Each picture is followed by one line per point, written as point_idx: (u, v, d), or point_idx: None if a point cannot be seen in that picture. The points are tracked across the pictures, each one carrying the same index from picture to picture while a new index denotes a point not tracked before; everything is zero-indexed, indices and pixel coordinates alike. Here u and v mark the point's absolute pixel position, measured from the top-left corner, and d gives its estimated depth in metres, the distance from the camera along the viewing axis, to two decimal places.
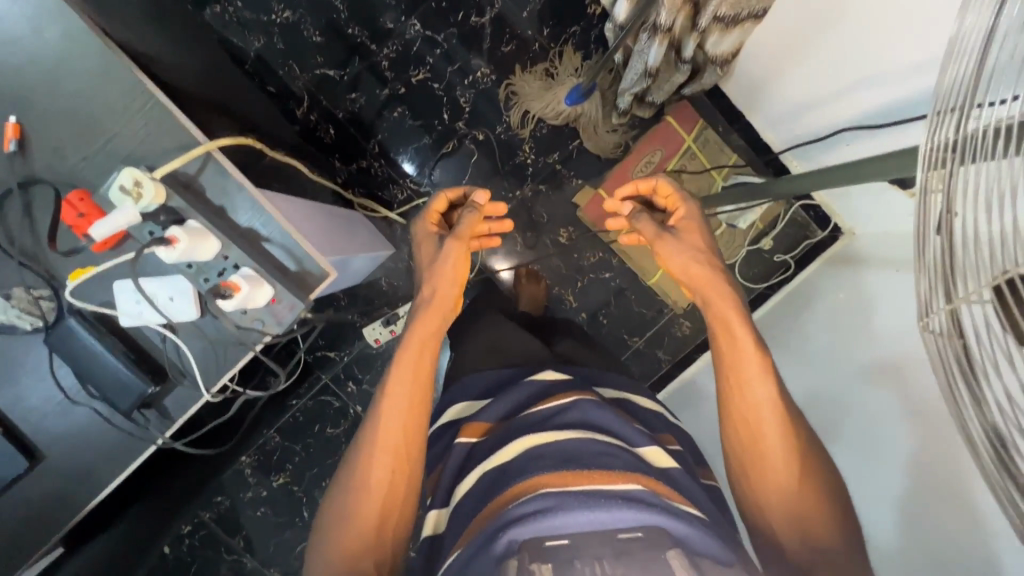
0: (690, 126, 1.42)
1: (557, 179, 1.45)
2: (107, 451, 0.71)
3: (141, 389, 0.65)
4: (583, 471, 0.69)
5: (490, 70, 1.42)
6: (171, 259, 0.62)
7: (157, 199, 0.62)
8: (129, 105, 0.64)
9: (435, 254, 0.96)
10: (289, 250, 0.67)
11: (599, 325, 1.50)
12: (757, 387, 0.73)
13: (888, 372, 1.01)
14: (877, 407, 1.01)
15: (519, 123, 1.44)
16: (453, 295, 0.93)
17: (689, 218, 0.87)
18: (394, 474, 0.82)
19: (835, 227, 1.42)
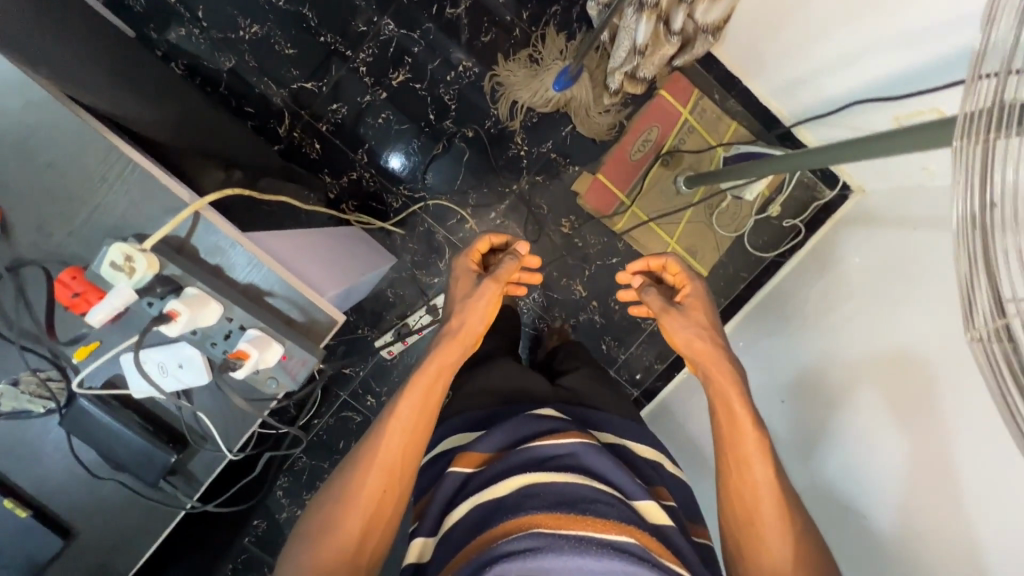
0: (686, 97, 1.37)
1: (553, 168, 1.41)
2: (139, 518, 0.72)
3: (164, 459, 0.66)
4: (579, 516, 0.76)
5: (472, 62, 1.36)
6: (175, 331, 0.62)
7: (151, 270, 0.61)
8: (106, 172, 0.63)
9: (471, 289, 1.05)
10: (293, 302, 0.67)
11: (611, 311, 1.48)
12: (754, 466, 0.90)
13: (876, 378, 0.99)
14: (860, 423, 0.99)
15: (508, 114, 1.39)
16: (477, 330, 1.02)
17: (694, 295, 1.05)
18: (384, 489, 0.88)
19: (844, 185, 1.39)
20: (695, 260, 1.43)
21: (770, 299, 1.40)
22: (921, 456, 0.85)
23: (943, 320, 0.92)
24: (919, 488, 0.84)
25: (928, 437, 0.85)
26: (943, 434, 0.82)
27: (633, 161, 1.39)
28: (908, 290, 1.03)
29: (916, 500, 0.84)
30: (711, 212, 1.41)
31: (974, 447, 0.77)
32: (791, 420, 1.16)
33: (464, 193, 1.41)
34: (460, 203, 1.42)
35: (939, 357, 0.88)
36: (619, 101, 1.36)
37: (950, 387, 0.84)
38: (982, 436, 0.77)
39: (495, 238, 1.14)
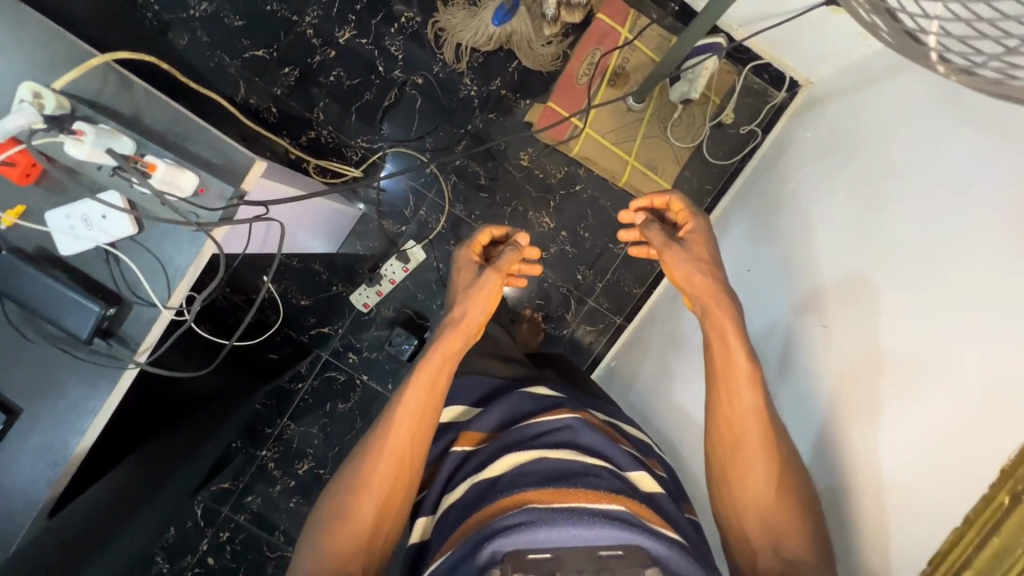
0: (622, 18, 1.39)
1: (504, 105, 1.45)
2: (79, 396, 0.72)
3: (97, 306, 0.68)
4: (570, 489, 0.72)
5: (414, 13, 1.42)
6: (81, 152, 0.67)
7: (61, 106, 0.69)
8: (58, 63, 0.72)
9: (472, 281, 1.05)
10: (213, 145, 0.72)
11: (581, 239, 1.48)
12: (746, 398, 0.87)
13: (833, 303, 0.92)
14: (816, 351, 0.92)
15: (454, 58, 1.43)
16: (478, 320, 1.02)
17: (696, 231, 1.01)
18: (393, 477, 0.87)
19: (791, 82, 1.40)
20: (656, 174, 1.43)
21: (734, 210, 1.38)
22: (873, 388, 0.79)
23: (901, 240, 0.84)
24: (862, 421, 0.79)
25: (883, 368, 0.78)
26: (880, 382, 0.78)
27: (580, 86, 1.41)
28: (867, 206, 0.95)
29: (857, 433, 0.80)
30: (665, 123, 1.42)
31: (923, 378, 0.72)
32: (755, 343, 1.11)
33: (421, 139, 1.45)
34: (418, 149, 1.45)
35: (898, 278, 0.81)
36: (559, 31, 1.40)
37: (912, 314, 0.77)
38: (935, 366, 0.71)
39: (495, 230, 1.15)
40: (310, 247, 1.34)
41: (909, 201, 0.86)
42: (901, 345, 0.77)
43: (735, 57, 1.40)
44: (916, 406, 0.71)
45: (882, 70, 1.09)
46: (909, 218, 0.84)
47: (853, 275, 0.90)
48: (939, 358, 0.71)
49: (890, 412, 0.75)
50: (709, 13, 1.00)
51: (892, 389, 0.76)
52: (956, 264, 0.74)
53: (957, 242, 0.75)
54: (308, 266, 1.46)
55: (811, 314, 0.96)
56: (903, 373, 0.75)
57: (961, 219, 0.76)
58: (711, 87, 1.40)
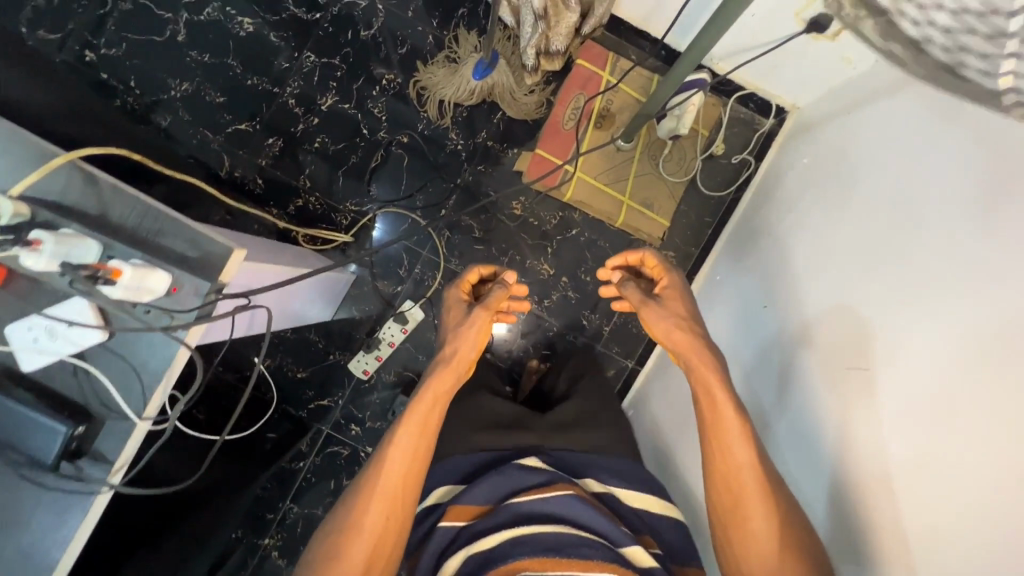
0: (603, 61, 1.40)
1: (492, 156, 1.43)
2: (48, 524, 0.65)
3: (66, 427, 0.63)
4: (562, 560, 0.72)
5: (394, 74, 1.42)
6: (42, 263, 0.63)
7: (18, 211, 0.65)
8: (21, 163, 0.68)
9: (461, 319, 1.03)
10: (188, 239, 0.68)
11: (584, 284, 1.44)
12: (736, 450, 0.84)
13: (830, 319, 0.92)
14: (816, 369, 0.91)
15: (438, 114, 1.43)
16: (469, 356, 0.98)
17: (672, 286, 1.01)
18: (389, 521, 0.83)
19: (778, 109, 1.39)
20: (653, 211, 1.40)
21: (736, 244, 1.33)
22: (879, 395, 0.78)
23: (890, 248, 0.86)
24: (871, 433, 0.78)
25: (884, 374, 0.78)
26: (888, 404, 0.76)
27: (566, 130, 1.39)
28: (858, 220, 0.96)
29: (866, 446, 0.78)
30: (656, 160, 1.40)
31: (925, 378, 0.71)
32: (754, 369, 1.09)
33: (410, 198, 1.42)
34: (408, 208, 1.42)
35: (892, 286, 0.83)
36: (540, 80, 1.40)
37: (907, 315, 0.78)
38: (937, 362, 0.71)
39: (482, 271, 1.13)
40: (306, 318, 1.30)
41: (890, 211, 0.89)
42: (901, 349, 0.77)
43: (720, 89, 1.39)
44: (923, 405, 0.71)
45: (872, 92, 1.08)
46: (893, 227, 0.87)
47: (847, 288, 0.91)
48: (940, 351, 0.71)
49: (897, 416, 0.74)
50: (694, 51, 1.00)
51: (894, 393, 0.76)
52: (943, 262, 0.76)
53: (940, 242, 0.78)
54: (304, 337, 1.40)
55: (809, 334, 0.96)
56: (905, 376, 0.75)
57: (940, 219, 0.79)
58: (699, 120, 1.39)
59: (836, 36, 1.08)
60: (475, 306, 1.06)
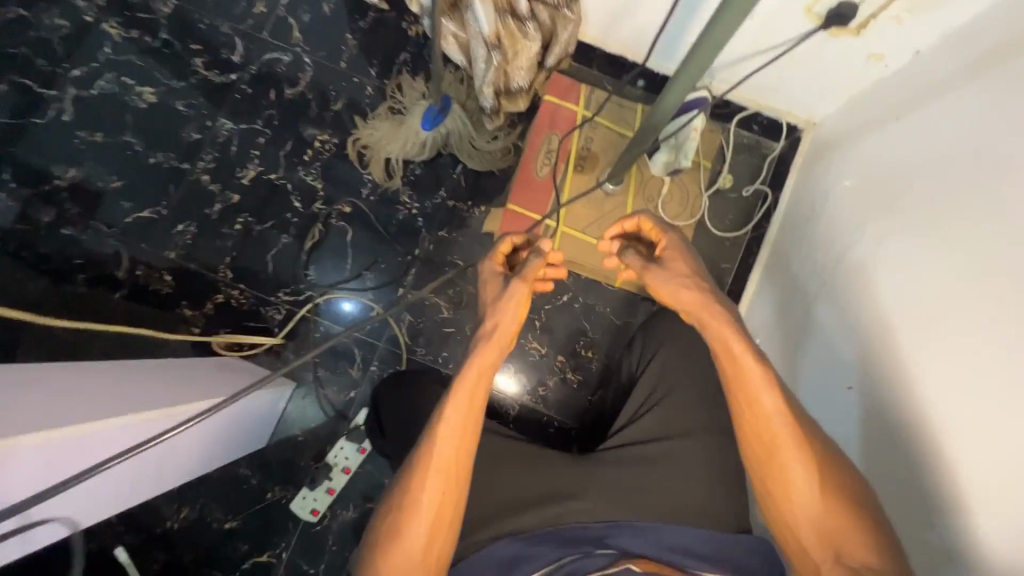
0: (575, 95, 1.19)
1: (455, 217, 1.18)
2: None
3: None
4: None
5: (328, 134, 1.19)
6: None
7: None
8: None
9: (499, 290, 0.86)
10: None
11: (586, 362, 1.15)
12: (765, 401, 0.72)
13: (864, 228, 0.87)
14: (859, 283, 0.84)
15: (385, 175, 1.18)
16: (514, 328, 0.84)
17: (673, 246, 0.86)
18: (444, 502, 0.73)
19: (788, 129, 1.17)
20: None
21: (783, 300, 1.04)
22: (936, 283, 0.71)
23: (917, 141, 0.81)
24: (932, 327, 0.70)
25: (938, 259, 0.71)
26: (957, 335, 0.66)
27: (541, 178, 1.17)
28: (883, 158, 0.88)
29: (929, 340, 0.69)
30: (653, 202, 1.16)
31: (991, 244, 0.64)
32: (792, 336, 0.98)
33: (359, 278, 1.15)
34: (357, 290, 1.15)
35: (929, 174, 0.77)
36: (503, 122, 1.18)
37: (955, 190, 0.72)
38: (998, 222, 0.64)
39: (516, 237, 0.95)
40: (233, 454, 1.01)
41: (913, 106, 0.85)
42: (956, 226, 0.70)
43: (717, 112, 1.17)
44: (992, 272, 0.63)
45: (918, 90, 0.85)
46: (919, 117, 0.82)
47: (879, 194, 0.86)
48: (995, 211, 0.65)
49: (962, 298, 0.67)
50: (693, 66, 0.76)
51: (954, 274, 0.69)
52: (978, 127, 0.70)
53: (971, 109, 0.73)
54: (231, 473, 1.07)
55: (845, 252, 0.89)
56: (966, 251, 0.68)
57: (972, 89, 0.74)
58: (698, 149, 1.17)
59: (862, 28, 0.86)
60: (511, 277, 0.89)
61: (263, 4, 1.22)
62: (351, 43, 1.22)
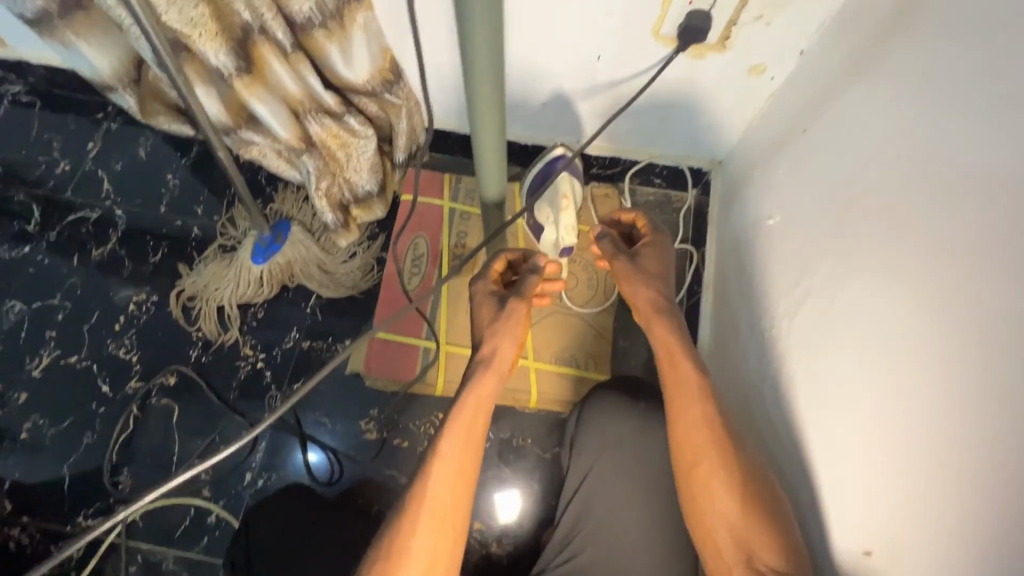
0: (438, 187, 0.99)
1: (314, 361, 0.92)
2: None
3: None
4: None
5: (146, 293, 0.96)
6: None
7: None
8: None
9: (494, 312, 0.72)
10: None
11: (513, 522, 0.85)
12: (695, 400, 0.60)
13: (789, 258, 0.68)
14: (799, 328, 0.64)
15: (219, 328, 0.93)
16: (514, 356, 0.71)
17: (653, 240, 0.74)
18: (440, 553, 0.56)
19: (694, 176, 0.99)
20: (575, 370, 0.89)
21: (737, 378, 0.78)
22: (880, 321, 0.51)
23: (821, 147, 0.64)
24: (887, 385, 0.49)
25: (875, 290, 0.52)
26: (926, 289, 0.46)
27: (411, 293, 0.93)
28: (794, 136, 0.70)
29: (887, 403, 0.49)
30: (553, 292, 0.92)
31: (938, 267, 0.45)
32: (745, 408, 0.75)
33: (189, 472, 0.85)
34: (187, 489, 0.84)
35: (839, 151, 0.60)
36: (359, 237, 0.97)
37: (880, 200, 0.53)
38: (940, 237, 0.45)
39: (512, 254, 0.80)
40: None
41: (807, 110, 0.68)
42: (888, 243, 0.51)
43: (606, 173, 0.99)
44: (947, 309, 0.43)
45: (818, 92, 0.67)
46: (819, 122, 0.65)
47: (797, 216, 0.67)
48: (934, 225, 0.46)
49: (913, 347, 0.46)
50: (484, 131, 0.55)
51: (896, 307, 0.49)
52: (890, 119, 0.53)
53: (876, 99, 0.55)
54: None
55: (776, 291, 0.69)
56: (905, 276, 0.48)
57: (869, 75, 0.57)
58: (596, 218, 0.96)
59: (725, 40, 0.70)
60: (508, 295, 0.74)
61: (67, 161, 1.05)
62: (173, 183, 1.03)
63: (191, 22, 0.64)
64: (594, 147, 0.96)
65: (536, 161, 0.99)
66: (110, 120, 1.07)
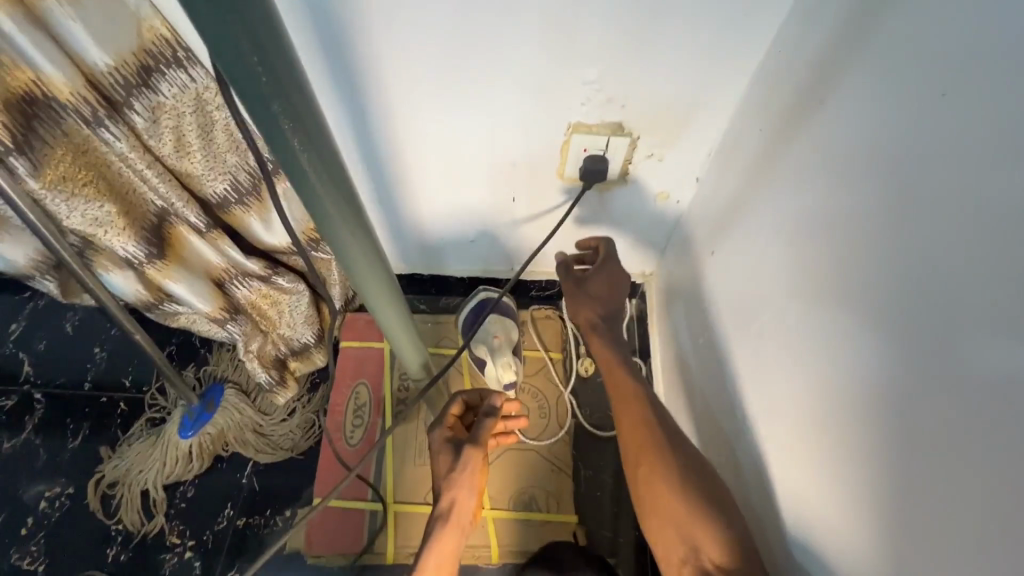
0: (377, 329, 0.97)
1: (249, 540, 0.83)
2: None
3: None
4: None
5: (61, 484, 0.88)
6: None
7: None
8: None
9: (448, 461, 0.71)
10: None
11: None
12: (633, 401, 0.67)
13: (729, 373, 0.65)
14: (755, 448, 0.59)
15: (143, 515, 0.85)
16: (475, 505, 0.70)
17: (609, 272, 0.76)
18: None
19: (631, 287, 1.01)
20: (536, 514, 0.83)
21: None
22: (818, 442, 0.48)
23: (734, 252, 0.65)
24: (810, 365, 0.49)
25: (808, 407, 0.49)
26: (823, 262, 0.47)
27: (354, 448, 0.88)
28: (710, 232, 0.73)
29: (810, 380, 0.48)
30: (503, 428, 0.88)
31: (829, 274, 0.46)
32: None
33: None
34: None
35: (741, 188, 0.63)
36: (297, 392, 0.92)
37: (790, 316, 0.52)
38: (834, 277, 0.45)
39: (469, 394, 0.76)
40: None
41: (717, 229, 0.70)
42: (809, 359, 0.49)
43: (545, 294, 0.99)
44: (875, 430, 0.41)
45: (721, 212, 0.70)
46: (729, 239, 0.67)
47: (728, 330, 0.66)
48: (840, 344, 0.45)
49: (857, 471, 0.43)
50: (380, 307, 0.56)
51: (830, 425, 0.46)
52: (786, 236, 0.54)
53: (769, 220, 0.57)
54: None
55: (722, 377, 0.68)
56: (829, 393, 0.46)
57: (760, 198, 0.59)
58: (539, 341, 0.94)
59: (626, 174, 0.74)
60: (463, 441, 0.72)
61: None
62: (100, 356, 0.99)
63: (95, 221, 0.65)
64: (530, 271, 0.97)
65: (474, 290, 0.99)
66: (38, 297, 1.04)
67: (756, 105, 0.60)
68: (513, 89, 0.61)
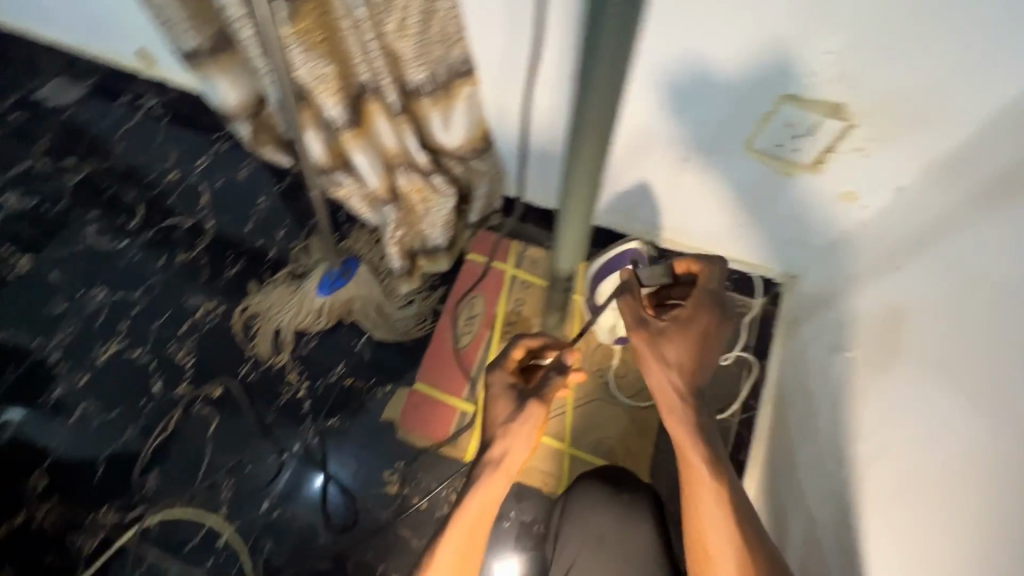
0: (503, 252, 1.01)
1: (352, 399, 0.93)
2: None
3: None
4: None
5: (215, 302, 1.01)
6: None
7: None
8: None
9: (509, 412, 0.73)
10: None
11: None
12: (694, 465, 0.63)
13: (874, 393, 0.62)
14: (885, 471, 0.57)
15: (271, 349, 0.96)
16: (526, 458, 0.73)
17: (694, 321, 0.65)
18: None
19: (763, 287, 0.97)
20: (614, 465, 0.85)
21: (779, 513, 0.76)
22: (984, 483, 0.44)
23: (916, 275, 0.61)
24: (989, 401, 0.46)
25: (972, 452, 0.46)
26: None
27: (460, 351, 0.94)
28: (891, 247, 0.68)
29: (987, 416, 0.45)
30: (600, 380, 0.89)
31: None
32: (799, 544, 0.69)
33: (212, 485, 0.87)
34: (208, 502, 0.86)
35: (956, 208, 0.58)
36: (420, 286, 0.99)
37: (984, 355, 0.48)
38: None
39: (532, 341, 0.78)
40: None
41: (882, 262, 0.68)
42: (936, 406, 0.52)
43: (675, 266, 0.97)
44: None
45: (913, 233, 0.64)
46: (883, 278, 0.67)
47: (886, 354, 0.62)
48: None
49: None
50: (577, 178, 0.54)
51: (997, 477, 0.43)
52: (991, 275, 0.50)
53: (935, 271, 0.57)
54: None
55: (860, 390, 0.65)
56: (951, 438, 0.49)
57: (959, 234, 0.56)
58: None
59: (819, 163, 0.69)
60: (526, 392, 0.75)
61: (178, 171, 1.15)
62: (262, 206, 1.11)
63: (318, 78, 0.70)
64: (671, 240, 0.95)
65: (608, 243, 0.99)
66: (222, 141, 1.17)
67: (1010, 124, 0.54)
68: (740, 48, 0.59)
